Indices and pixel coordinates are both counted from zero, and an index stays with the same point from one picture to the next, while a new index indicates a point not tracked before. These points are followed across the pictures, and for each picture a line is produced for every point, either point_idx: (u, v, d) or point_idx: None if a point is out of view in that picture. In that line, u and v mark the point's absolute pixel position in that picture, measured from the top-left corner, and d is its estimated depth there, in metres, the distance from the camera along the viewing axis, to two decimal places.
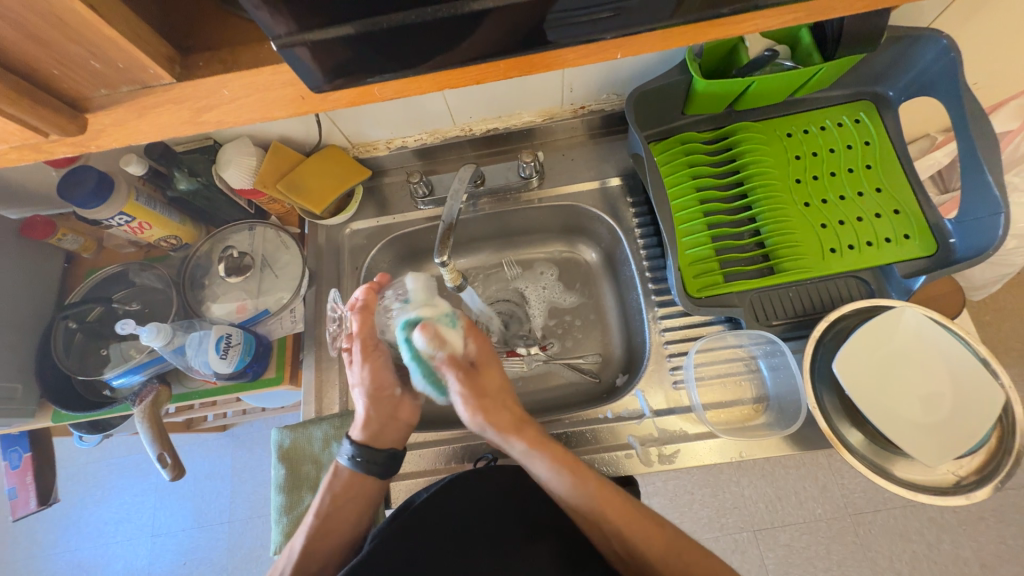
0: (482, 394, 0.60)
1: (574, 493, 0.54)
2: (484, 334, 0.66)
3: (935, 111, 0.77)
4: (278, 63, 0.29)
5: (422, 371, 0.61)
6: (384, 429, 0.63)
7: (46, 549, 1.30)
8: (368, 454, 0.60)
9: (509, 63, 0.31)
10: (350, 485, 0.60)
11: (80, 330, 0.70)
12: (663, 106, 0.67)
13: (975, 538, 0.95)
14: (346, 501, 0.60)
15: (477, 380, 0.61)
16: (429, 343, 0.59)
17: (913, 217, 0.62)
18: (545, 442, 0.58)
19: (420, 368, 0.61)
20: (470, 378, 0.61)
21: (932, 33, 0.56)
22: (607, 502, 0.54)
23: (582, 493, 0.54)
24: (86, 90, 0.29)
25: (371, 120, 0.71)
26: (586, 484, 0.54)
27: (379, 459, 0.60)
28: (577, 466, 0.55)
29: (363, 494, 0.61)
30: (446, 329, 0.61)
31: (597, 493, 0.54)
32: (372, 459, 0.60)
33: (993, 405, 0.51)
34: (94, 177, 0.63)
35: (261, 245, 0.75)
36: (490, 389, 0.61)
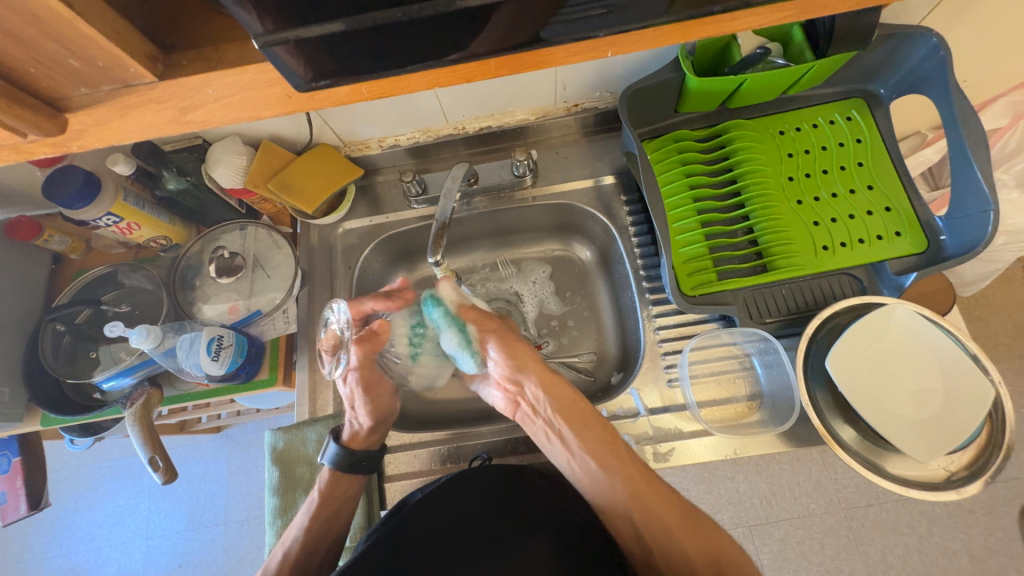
0: (515, 347, 0.61)
1: (605, 480, 0.56)
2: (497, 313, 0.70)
3: (926, 108, 0.77)
4: (263, 61, 0.29)
5: (454, 327, 0.61)
6: (375, 432, 0.63)
7: (38, 553, 1.28)
8: (363, 457, 0.60)
9: (498, 62, 0.31)
10: (340, 485, 0.60)
11: (68, 332, 0.70)
12: (657, 104, 0.66)
13: (965, 530, 0.96)
14: (332, 501, 0.59)
15: (506, 334, 0.63)
16: (453, 294, 0.63)
17: (905, 213, 0.63)
18: (580, 404, 0.60)
19: (450, 326, 0.61)
20: (502, 332, 0.63)
21: (922, 31, 0.56)
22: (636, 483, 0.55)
23: (612, 461, 0.56)
24: (66, 89, 0.29)
25: (363, 119, 0.71)
26: (619, 453, 0.57)
27: (371, 458, 0.61)
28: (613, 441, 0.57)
29: (352, 492, 0.61)
30: (469, 292, 0.65)
31: (625, 486, 0.55)
32: (364, 461, 0.60)
33: (983, 400, 0.51)
34: (80, 177, 0.62)
35: (253, 246, 0.75)
36: (521, 343, 0.63)
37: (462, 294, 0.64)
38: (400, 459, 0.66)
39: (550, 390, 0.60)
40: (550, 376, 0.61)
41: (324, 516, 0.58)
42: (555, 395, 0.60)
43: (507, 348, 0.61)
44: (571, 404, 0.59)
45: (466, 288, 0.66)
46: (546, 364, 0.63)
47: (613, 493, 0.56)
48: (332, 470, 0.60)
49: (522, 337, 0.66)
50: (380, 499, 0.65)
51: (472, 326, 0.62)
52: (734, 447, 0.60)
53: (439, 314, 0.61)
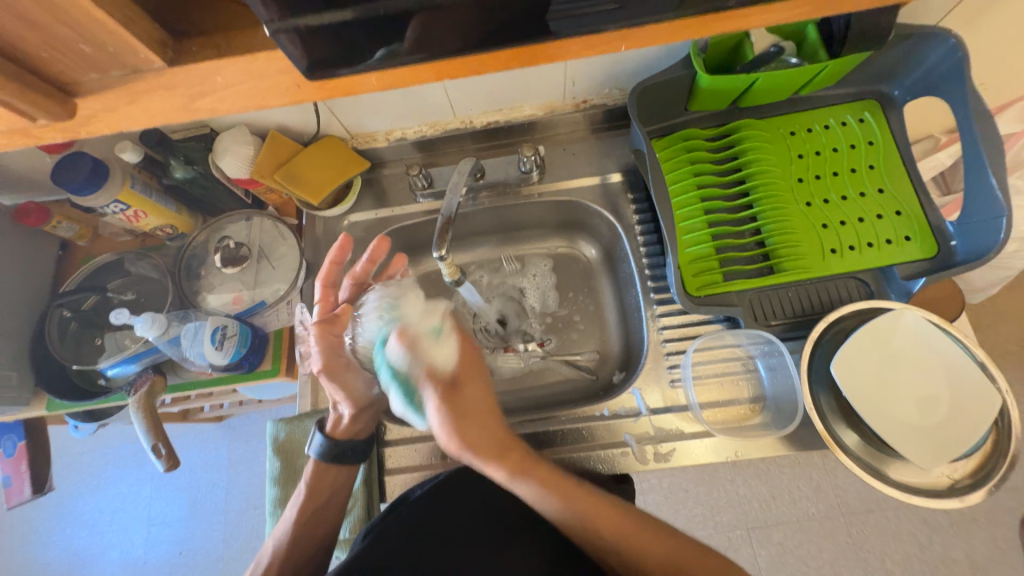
0: (462, 418, 0.54)
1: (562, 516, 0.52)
2: (471, 347, 0.61)
3: (940, 111, 0.76)
4: (273, 49, 0.29)
5: (401, 392, 0.55)
6: (360, 420, 0.63)
7: (43, 536, 1.30)
8: (348, 446, 0.60)
9: (509, 54, 0.31)
10: (326, 477, 0.60)
11: (74, 318, 0.70)
12: (667, 101, 0.66)
13: (966, 539, 0.95)
14: (321, 491, 0.60)
15: (457, 405, 0.55)
16: (405, 357, 0.56)
17: (915, 217, 0.62)
18: (533, 464, 0.53)
19: (399, 386, 0.55)
20: (450, 403, 0.55)
21: (940, 32, 0.55)
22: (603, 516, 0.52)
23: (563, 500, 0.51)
24: (76, 73, 0.29)
25: (370, 111, 0.71)
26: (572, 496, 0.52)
27: (358, 449, 0.61)
28: (567, 483, 0.53)
29: (337, 483, 0.61)
30: (430, 346, 0.57)
31: (588, 503, 0.52)
32: (350, 452, 0.60)
33: (990, 409, 0.51)
34: (88, 164, 0.62)
35: (258, 236, 0.75)
36: (474, 414, 0.55)
37: (418, 352, 0.56)
38: (399, 453, 0.66)
39: (498, 464, 0.53)
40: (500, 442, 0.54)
41: (314, 506, 0.59)
42: (503, 462, 0.53)
43: (454, 432, 0.53)
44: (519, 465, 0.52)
45: (427, 339, 0.58)
46: (504, 436, 0.54)
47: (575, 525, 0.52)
48: (320, 462, 0.60)
49: (484, 386, 0.58)
50: (380, 493, 0.65)
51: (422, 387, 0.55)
52: (735, 449, 0.60)
53: (387, 373, 0.56)
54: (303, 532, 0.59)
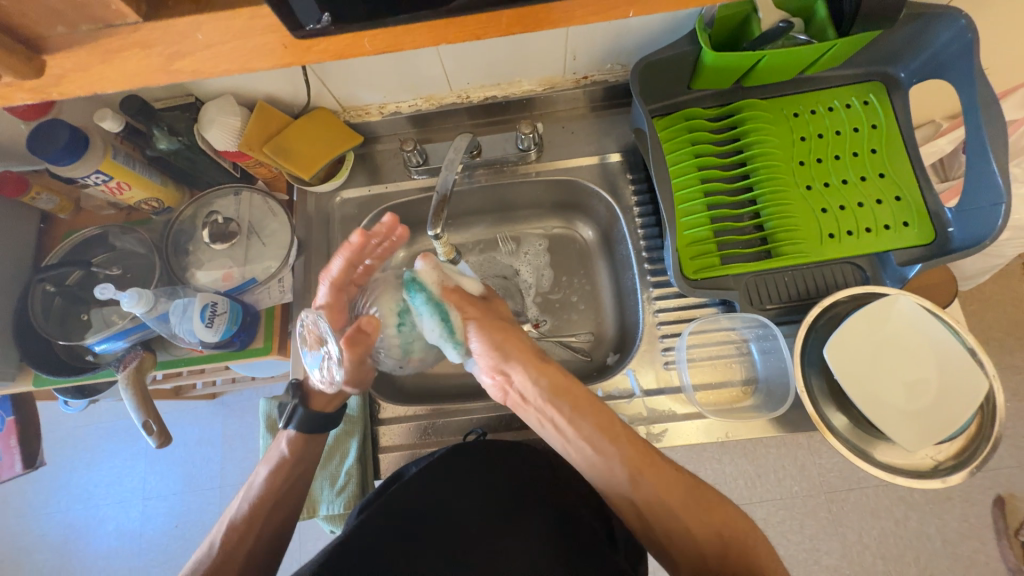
0: (501, 337, 0.59)
1: (603, 445, 0.55)
2: (489, 287, 0.68)
3: (944, 95, 0.75)
4: (257, 5, 0.27)
5: (434, 314, 0.58)
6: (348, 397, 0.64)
7: (37, 509, 1.30)
8: None
9: (512, 18, 0.29)
10: (307, 447, 0.62)
11: (58, 293, 0.68)
12: (670, 78, 0.64)
13: (941, 516, 0.99)
14: (303, 461, 0.62)
15: (494, 322, 0.61)
16: (432, 274, 0.60)
17: (914, 203, 0.61)
18: (569, 385, 0.58)
19: (433, 313, 0.59)
20: (486, 319, 0.61)
21: (951, 12, 0.54)
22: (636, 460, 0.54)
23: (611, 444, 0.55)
24: (42, 27, 0.27)
25: (363, 82, 0.68)
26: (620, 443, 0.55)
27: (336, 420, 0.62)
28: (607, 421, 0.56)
29: (320, 452, 0.63)
30: (453, 272, 0.63)
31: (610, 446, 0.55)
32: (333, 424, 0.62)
33: (976, 394, 0.52)
34: (67, 132, 0.60)
35: (248, 212, 0.73)
36: (504, 327, 0.61)
37: (444, 271, 0.61)
38: (393, 432, 0.66)
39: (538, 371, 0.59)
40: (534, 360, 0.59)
41: (288, 476, 0.61)
42: (541, 378, 0.58)
43: (492, 342, 0.59)
44: (556, 380, 0.58)
45: (450, 270, 0.63)
46: (538, 352, 0.60)
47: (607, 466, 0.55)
48: (300, 432, 0.61)
49: (509, 317, 0.64)
50: (374, 470, 0.65)
51: (455, 312, 0.59)
52: (726, 431, 0.61)
53: (421, 296, 0.59)
54: (278, 495, 0.60)
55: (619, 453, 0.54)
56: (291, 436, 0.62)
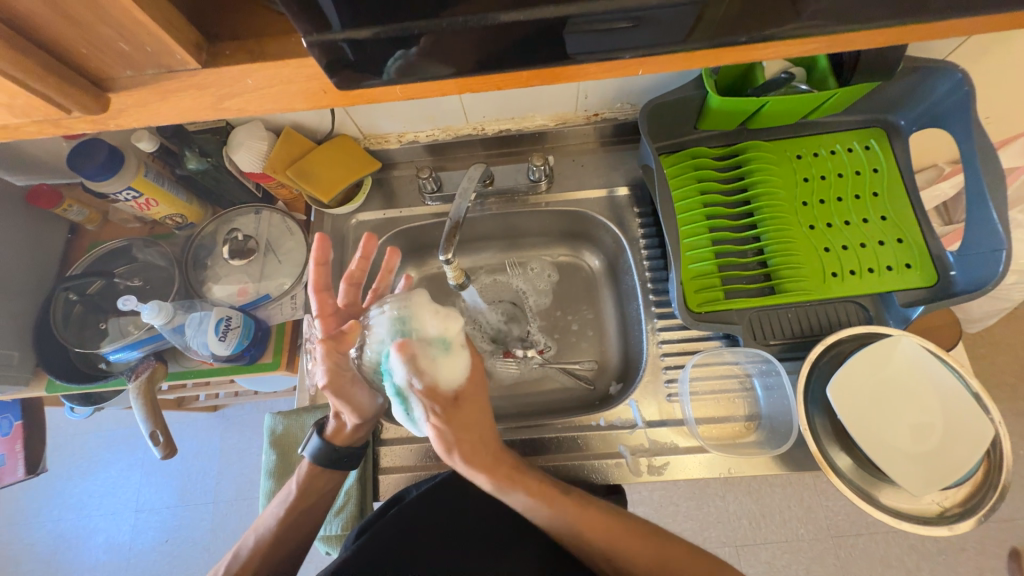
0: (461, 430, 0.54)
1: (555, 516, 0.53)
2: (480, 360, 0.59)
3: (945, 142, 0.77)
4: (303, 57, 0.29)
5: (399, 405, 0.53)
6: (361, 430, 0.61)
7: (29, 517, 1.30)
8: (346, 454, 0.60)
9: (531, 73, 0.32)
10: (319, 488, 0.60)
11: (80, 301, 0.71)
12: (677, 120, 0.67)
13: (955, 568, 0.95)
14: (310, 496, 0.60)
15: (456, 423, 0.54)
16: (405, 366, 0.52)
17: (916, 246, 0.63)
18: (520, 477, 0.54)
19: (398, 400, 0.54)
20: (449, 417, 0.54)
21: (948, 66, 0.56)
22: (586, 515, 0.53)
23: (554, 513, 0.53)
24: (112, 70, 0.30)
25: (384, 113, 0.72)
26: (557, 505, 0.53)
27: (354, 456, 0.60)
28: (548, 489, 0.54)
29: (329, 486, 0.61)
30: (434, 359, 0.54)
31: (569, 506, 0.53)
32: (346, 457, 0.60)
33: (982, 440, 0.52)
34: (104, 150, 0.63)
35: (266, 230, 0.75)
36: (474, 426, 0.55)
37: (420, 366, 0.53)
38: (394, 452, 0.66)
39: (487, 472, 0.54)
40: (494, 455, 0.54)
41: (302, 509, 0.59)
42: (490, 473, 0.54)
43: (448, 439, 0.53)
44: (505, 478, 0.53)
45: (432, 351, 0.54)
46: (493, 448, 0.55)
47: (555, 523, 0.53)
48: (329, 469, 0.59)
49: (484, 411, 0.56)
50: (374, 492, 0.65)
51: (419, 402, 0.53)
52: (728, 466, 0.61)
53: (390, 386, 0.54)
54: None
55: (566, 512, 0.53)
56: (304, 469, 0.60)
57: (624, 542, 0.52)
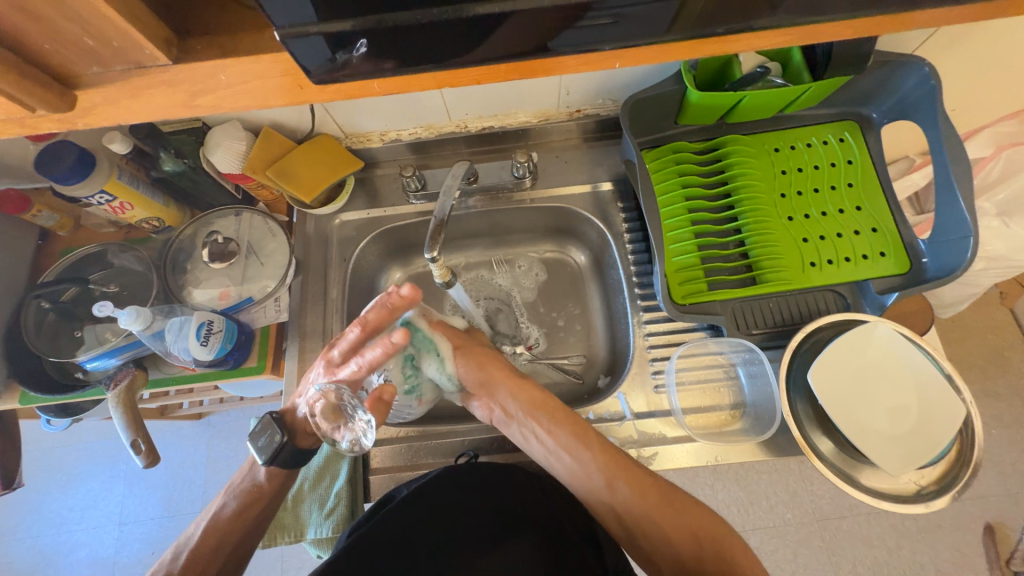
0: (483, 358, 0.65)
1: (579, 450, 0.58)
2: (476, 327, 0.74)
3: (915, 133, 0.80)
4: (278, 52, 0.29)
5: (427, 347, 0.64)
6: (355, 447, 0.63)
7: (6, 534, 1.25)
8: None
9: (509, 67, 0.32)
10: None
11: (53, 309, 0.68)
12: (658, 115, 0.68)
13: (933, 545, 0.98)
14: None
15: (473, 350, 0.66)
16: (418, 312, 0.64)
17: (890, 235, 0.65)
18: (542, 401, 0.62)
19: (424, 345, 0.64)
20: (470, 346, 0.66)
21: (915, 59, 0.58)
22: (606, 456, 0.57)
23: (584, 449, 0.58)
24: (77, 66, 0.29)
25: (366, 111, 0.71)
26: (589, 440, 0.58)
27: None
28: (579, 426, 0.59)
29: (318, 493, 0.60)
30: (439, 313, 0.69)
31: None
32: None
33: (954, 419, 0.54)
34: (74, 153, 0.61)
35: (247, 232, 0.74)
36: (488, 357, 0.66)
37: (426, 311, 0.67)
38: (385, 452, 0.66)
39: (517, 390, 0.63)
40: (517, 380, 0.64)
41: None
42: (520, 397, 0.62)
43: (475, 363, 0.64)
44: (534, 397, 0.61)
45: (437, 313, 0.69)
46: (516, 370, 0.65)
47: (587, 467, 0.57)
48: None
49: (494, 349, 0.70)
50: (365, 493, 0.64)
51: (443, 340, 0.65)
52: (715, 454, 0.62)
53: (416, 336, 0.64)
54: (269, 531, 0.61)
55: (590, 454, 0.57)
56: (278, 475, 0.59)
57: (635, 492, 0.55)
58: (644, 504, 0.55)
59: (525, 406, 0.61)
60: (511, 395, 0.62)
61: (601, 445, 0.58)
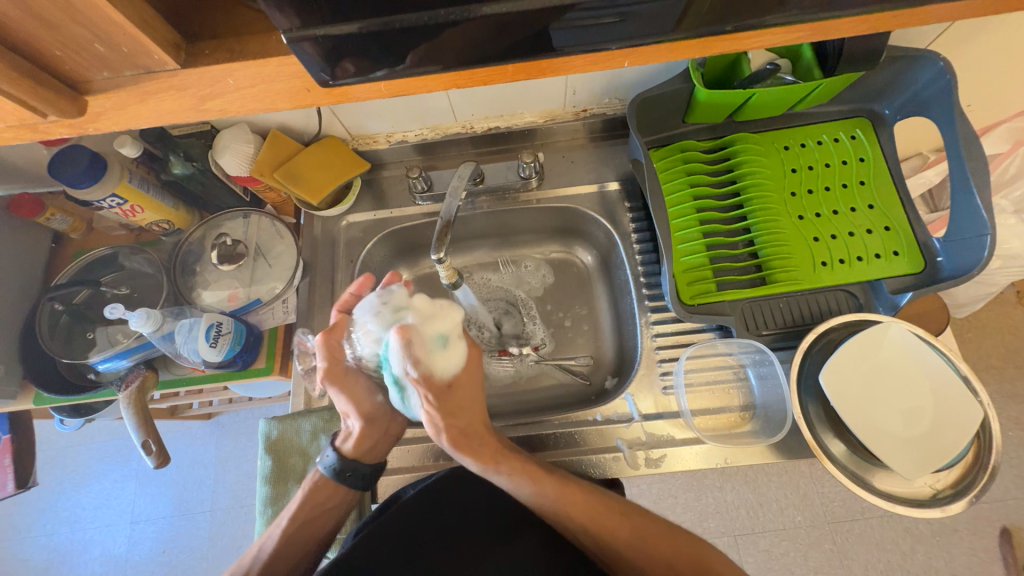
0: (451, 414, 0.55)
1: (537, 493, 0.53)
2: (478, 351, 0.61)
3: (929, 130, 0.78)
4: (285, 55, 0.29)
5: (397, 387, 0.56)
6: (367, 440, 0.60)
7: (22, 532, 1.27)
8: (351, 466, 0.59)
9: (517, 67, 0.32)
10: (314, 498, 0.59)
11: (66, 312, 0.69)
12: (665, 114, 0.67)
13: (948, 549, 0.96)
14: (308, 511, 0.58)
15: (450, 401, 0.55)
16: (404, 346, 0.54)
17: (903, 234, 0.63)
18: (506, 459, 0.54)
19: (393, 380, 0.56)
20: (439, 399, 0.55)
21: (930, 54, 0.57)
22: (572, 502, 0.53)
23: (543, 494, 0.53)
24: (88, 72, 0.29)
25: (372, 113, 0.71)
26: (548, 484, 0.53)
27: (359, 471, 0.59)
28: (538, 471, 0.54)
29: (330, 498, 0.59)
30: (433, 349, 0.56)
31: (564, 495, 0.53)
32: (349, 474, 0.59)
33: (971, 422, 0.52)
34: (87, 157, 0.62)
35: (255, 234, 0.75)
36: (466, 411, 0.56)
37: (415, 353, 0.55)
38: (393, 454, 0.66)
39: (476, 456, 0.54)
40: (484, 444, 0.55)
41: (300, 523, 0.57)
42: (477, 455, 0.54)
43: (438, 421, 0.54)
44: (496, 459, 0.54)
45: (433, 343, 0.56)
46: (484, 437, 0.55)
47: (547, 507, 0.53)
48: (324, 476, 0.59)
49: (473, 397, 0.58)
50: (372, 494, 0.65)
51: (412, 386, 0.55)
52: (724, 457, 0.61)
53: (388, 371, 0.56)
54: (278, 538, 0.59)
55: (552, 495, 0.53)
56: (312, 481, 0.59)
57: (606, 527, 0.52)
58: (613, 535, 0.52)
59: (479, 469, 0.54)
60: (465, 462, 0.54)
61: (563, 484, 0.53)
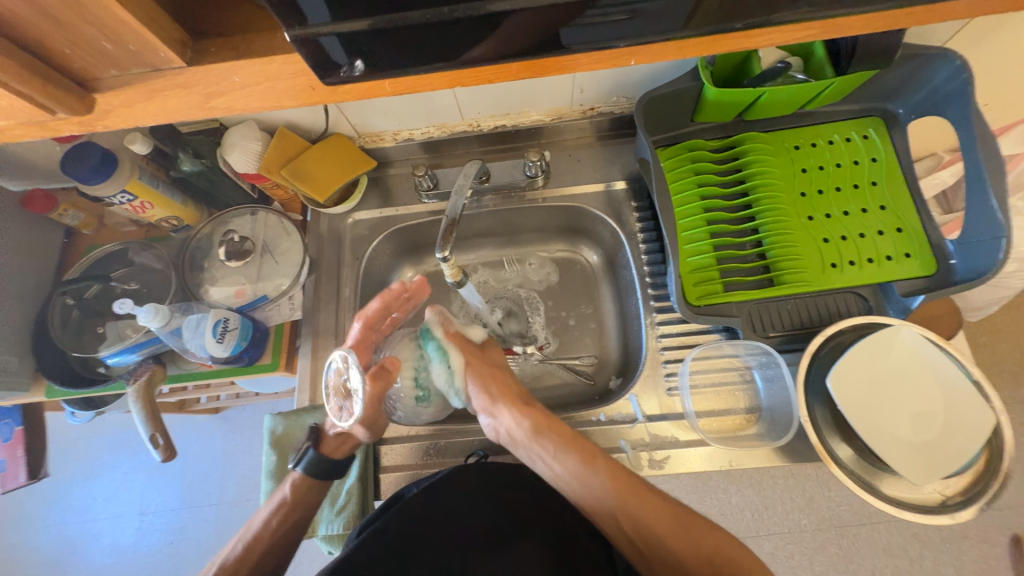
0: (490, 376, 0.66)
1: (584, 474, 0.56)
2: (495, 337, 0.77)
3: (943, 129, 0.77)
4: (290, 53, 0.29)
5: (440, 360, 0.67)
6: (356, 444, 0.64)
7: (35, 521, 1.30)
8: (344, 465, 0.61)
9: (522, 65, 0.31)
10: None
11: (77, 306, 0.70)
12: (674, 112, 0.66)
13: (957, 556, 0.95)
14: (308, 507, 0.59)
15: (484, 364, 0.68)
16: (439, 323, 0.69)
17: (915, 235, 0.62)
18: (550, 424, 0.60)
19: (438, 358, 0.67)
20: (477, 365, 0.67)
21: (945, 53, 0.56)
22: (617, 481, 0.55)
23: (593, 475, 0.55)
24: (96, 70, 0.29)
25: (379, 111, 0.71)
26: (596, 462, 0.56)
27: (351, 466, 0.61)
28: (585, 445, 0.58)
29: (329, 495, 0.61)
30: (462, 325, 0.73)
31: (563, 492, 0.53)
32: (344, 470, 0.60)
33: (982, 428, 0.51)
34: (97, 154, 0.63)
35: (262, 231, 0.75)
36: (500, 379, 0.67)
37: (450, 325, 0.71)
38: (395, 451, 0.66)
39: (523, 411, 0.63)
40: (523, 402, 0.63)
41: None
42: (527, 414, 0.61)
43: (482, 381, 0.66)
44: (539, 420, 0.61)
45: (459, 323, 0.73)
46: (522, 394, 0.65)
47: (595, 491, 0.55)
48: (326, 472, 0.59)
49: (504, 365, 0.70)
50: (375, 490, 0.65)
51: (455, 353, 0.67)
52: (730, 459, 0.60)
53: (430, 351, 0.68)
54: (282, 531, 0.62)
55: (599, 479, 0.55)
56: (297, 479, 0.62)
57: (642, 516, 0.53)
58: (655, 528, 0.53)
59: (530, 428, 0.60)
60: (515, 417, 0.62)
61: (610, 466, 0.56)
